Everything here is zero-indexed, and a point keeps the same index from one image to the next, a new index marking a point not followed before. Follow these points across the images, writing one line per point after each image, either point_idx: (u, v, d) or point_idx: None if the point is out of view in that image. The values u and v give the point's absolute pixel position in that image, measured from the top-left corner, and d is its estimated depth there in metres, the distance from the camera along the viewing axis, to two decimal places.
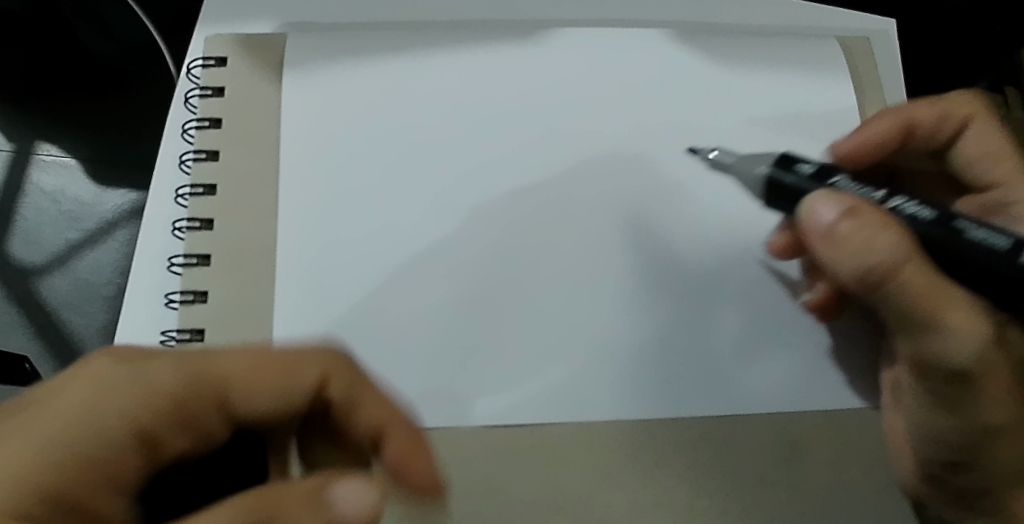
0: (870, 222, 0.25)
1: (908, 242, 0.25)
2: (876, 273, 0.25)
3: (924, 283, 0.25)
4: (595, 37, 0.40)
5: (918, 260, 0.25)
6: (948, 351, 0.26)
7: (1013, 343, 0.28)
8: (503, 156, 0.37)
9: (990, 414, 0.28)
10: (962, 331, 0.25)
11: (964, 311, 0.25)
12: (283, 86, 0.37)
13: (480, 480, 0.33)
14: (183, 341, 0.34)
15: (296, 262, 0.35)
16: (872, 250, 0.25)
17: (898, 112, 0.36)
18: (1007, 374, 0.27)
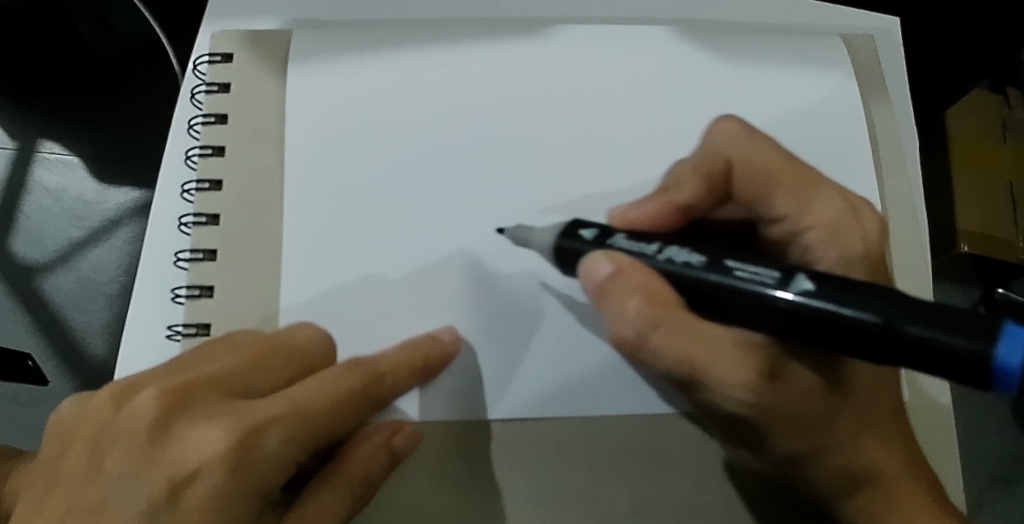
0: (626, 292, 0.27)
1: (672, 303, 0.26)
2: (629, 336, 0.28)
3: (677, 347, 0.27)
4: (598, 34, 0.40)
5: (679, 325, 0.27)
6: (725, 400, 0.29)
7: (799, 384, 0.29)
8: (506, 152, 0.37)
9: (790, 444, 0.31)
10: (724, 382, 0.28)
11: (724, 364, 0.28)
12: (289, 82, 0.38)
13: (487, 473, 0.34)
14: (190, 336, 0.34)
15: (304, 256, 0.35)
16: (624, 316, 0.28)
17: (704, 163, 0.34)
18: (793, 411, 0.29)
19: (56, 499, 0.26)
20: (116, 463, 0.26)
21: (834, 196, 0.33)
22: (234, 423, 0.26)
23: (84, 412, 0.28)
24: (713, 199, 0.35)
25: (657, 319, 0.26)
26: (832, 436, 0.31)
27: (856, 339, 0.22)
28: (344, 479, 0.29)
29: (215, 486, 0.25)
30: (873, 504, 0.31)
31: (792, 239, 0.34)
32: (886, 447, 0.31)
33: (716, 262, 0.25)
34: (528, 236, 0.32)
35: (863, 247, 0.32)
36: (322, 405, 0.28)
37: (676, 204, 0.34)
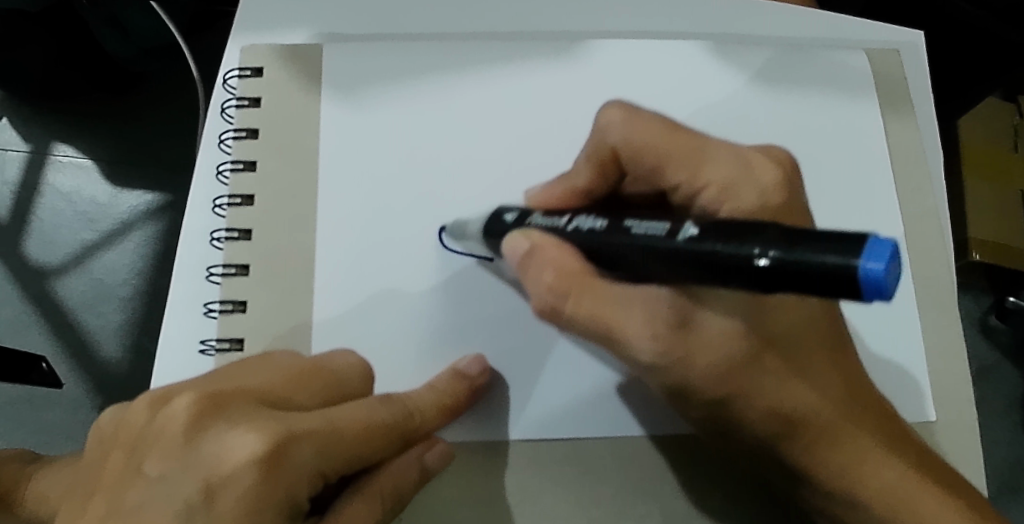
0: (535, 260, 0.27)
1: (582, 270, 0.26)
2: (545, 308, 0.28)
3: (589, 310, 0.27)
4: (624, 47, 0.40)
5: (584, 290, 0.27)
6: (639, 354, 0.29)
7: (714, 332, 0.29)
8: (532, 168, 0.37)
9: (710, 391, 0.30)
10: (639, 335, 0.28)
11: (637, 317, 0.27)
12: (322, 96, 0.38)
13: (516, 491, 0.34)
14: (223, 351, 0.35)
15: (337, 269, 0.35)
16: (539, 280, 0.27)
17: (594, 150, 0.33)
18: (715, 361, 0.29)
19: (96, 502, 0.26)
20: (155, 465, 0.26)
21: (725, 156, 0.29)
22: (269, 427, 0.25)
23: (124, 419, 0.28)
24: (614, 183, 0.34)
25: (567, 290, 0.27)
26: (755, 381, 0.30)
27: (734, 276, 0.18)
28: (377, 492, 0.29)
29: (240, 492, 0.24)
30: (809, 446, 0.31)
31: (691, 204, 0.30)
32: (815, 389, 0.31)
33: (617, 224, 0.24)
34: (463, 231, 0.34)
35: (760, 200, 0.28)
36: (356, 422, 0.27)
37: (572, 190, 0.34)
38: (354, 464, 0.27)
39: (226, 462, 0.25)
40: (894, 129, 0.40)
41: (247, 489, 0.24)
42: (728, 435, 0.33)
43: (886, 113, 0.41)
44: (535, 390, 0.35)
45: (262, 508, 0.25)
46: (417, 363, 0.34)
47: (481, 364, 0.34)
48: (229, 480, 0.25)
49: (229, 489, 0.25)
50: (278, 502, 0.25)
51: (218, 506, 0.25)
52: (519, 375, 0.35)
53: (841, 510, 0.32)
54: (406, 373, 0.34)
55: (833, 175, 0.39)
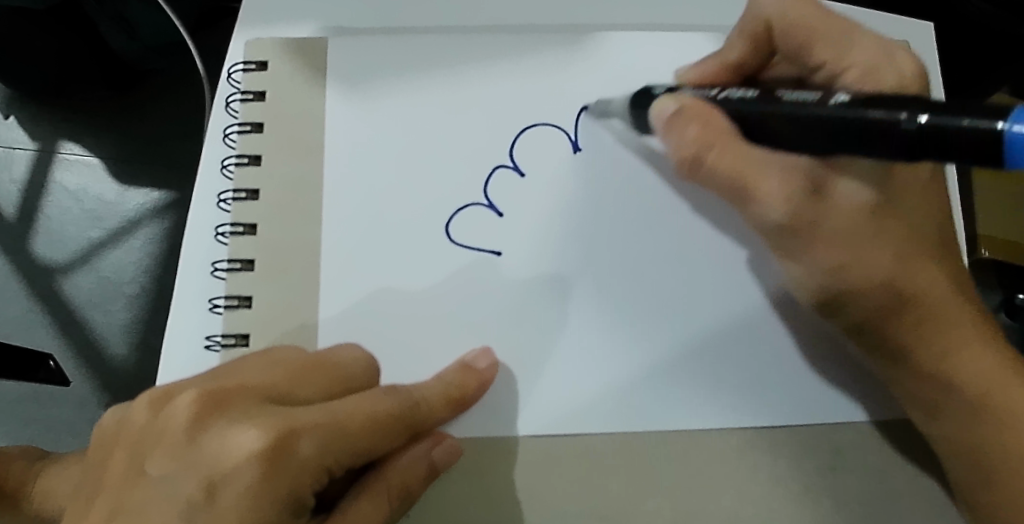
0: (682, 119, 0.29)
1: (727, 130, 0.29)
2: (684, 160, 0.30)
3: (731, 163, 0.29)
4: (633, 37, 0.40)
5: (728, 140, 0.28)
6: (770, 215, 0.30)
7: (846, 196, 0.30)
8: (539, 158, 0.37)
9: (826, 264, 0.31)
10: (774, 195, 0.29)
11: (772, 180, 0.29)
12: (328, 91, 0.37)
13: (523, 486, 0.34)
14: (229, 347, 0.34)
15: (344, 262, 0.35)
16: (681, 141, 0.29)
17: (747, 26, 0.35)
18: (847, 229, 0.30)
19: (99, 502, 0.26)
20: (158, 465, 0.26)
21: (874, 44, 0.32)
22: (270, 424, 0.25)
23: (126, 419, 0.28)
24: (762, 57, 0.36)
25: (713, 140, 0.28)
26: (877, 255, 0.31)
27: (886, 141, 0.24)
28: (384, 490, 0.29)
29: (238, 493, 0.24)
30: (917, 330, 0.31)
31: (833, 83, 0.33)
32: (926, 268, 0.31)
33: (767, 95, 0.28)
34: (607, 107, 0.37)
35: (898, 82, 0.31)
36: (360, 414, 0.27)
37: (722, 64, 0.36)
38: (360, 457, 0.27)
39: (225, 466, 0.25)
40: None
41: (246, 492, 0.24)
42: (830, 316, 0.33)
43: None
44: (543, 384, 0.34)
45: (262, 508, 0.24)
46: (425, 356, 0.34)
47: (490, 357, 0.34)
48: (228, 480, 0.24)
49: (228, 490, 0.24)
50: (279, 500, 0.25)
51: (218, 507, 0.24)
52: (528, 371, 0.34)
53: (937, 398, 0.32)
54: (414, 368, 0.34)
55: None
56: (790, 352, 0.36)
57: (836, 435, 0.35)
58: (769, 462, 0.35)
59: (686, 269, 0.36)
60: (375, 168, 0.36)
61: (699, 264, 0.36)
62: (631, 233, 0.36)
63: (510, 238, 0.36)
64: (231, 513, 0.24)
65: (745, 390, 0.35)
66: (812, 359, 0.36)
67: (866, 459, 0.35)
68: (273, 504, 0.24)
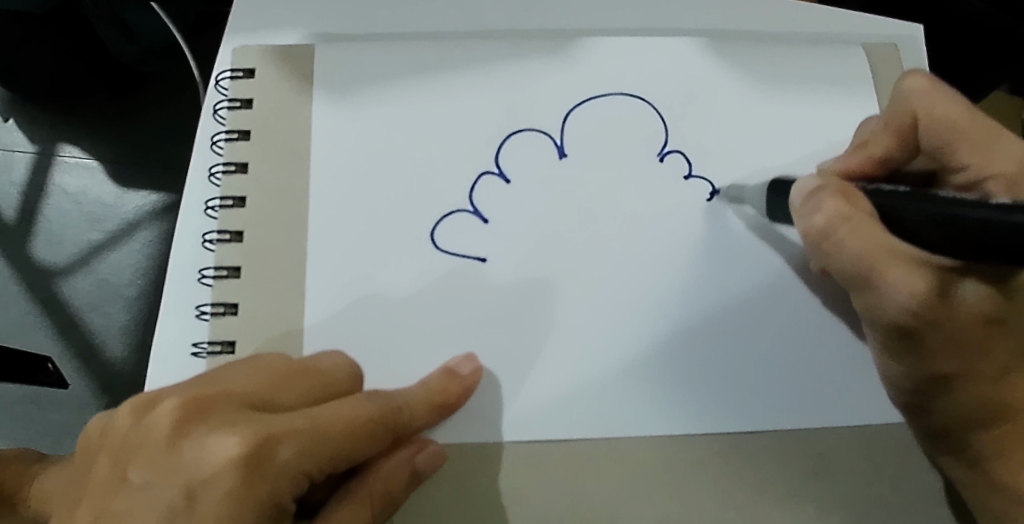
0: (828, 195, 0.29)
1: (866, 210, 0.28)
2: (815, 235, 0.30)
3: (865, 246, 0.28)
4: (620, 43, 0.40)
5: (864, 219, 0.28)
6: (890, 307, 0.30)
7: (970, 300, 0.30)
8: (526, 164, 0.37)
9: (938, 364, 0.32)
10: (902, 286, 0.29)
11: (899, 269, 0.29)
12: (314, 97, 0.38)
13: (508, 492, 0.34)
14: (215, 354, 0.35)
15: (330, 268, 0.35)
16: (813, 214, 0.30)
17: (894, 116, 0.33)
18: (954, 333, 0.31)
19: (83, 508, 0.26)
20: (140, 471, 0.26)
21: (1014, 146, 0.32)
22: (249, 430, 0.25)
23: (109, 424, 0.28)
24: (906, 152, 0.34)
25: (850, 215, 0.28)
26: (978, 362, 0.32)
27: None
28: (366, 495, 0.29)
29: (217, 497, 0.25)
30: (1002, 441, 0.32)
31: (974, 188, 0.33)
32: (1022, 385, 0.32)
33: (921, 191, 0.27)
34: (741, 192, 0.37)
35: None
36: (339, 420, 0.27)
37: (869, 159, 0.34)
38: (341, 463, 0.27)
39: (205, 470, 0.25)
40: None
41: (224, 496, 0.25)
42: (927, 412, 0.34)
43: (884, 108, 0.40)
44: (529, 390, 0.34)
45: (241, 512, 0.25)
46: (412, 362, 0.34)
47: (474, 363, 0.34)
48: (206, 485, 0.25)
49: (207, 494, 0.25)
50: (258, 504, 0.25)
51: (198, 510, 0.25)
52: (514, 377, 0.34)
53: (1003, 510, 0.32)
54: (401, 374, 0.34)
55: None
56: (777, 356, 0.36)
57: (822, 442, 0.35)
58: (755, 467, 0.35)
59: (673, 275, 0.36)
60: (361, 172, 0.36)
61: (686, 269, 0.36)
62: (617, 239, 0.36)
63: (497, 244, 0.36)
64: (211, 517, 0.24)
65: (732, 397, 0.35)
66: (797, 365, 0.36)
67: (851, 464, 0.35)
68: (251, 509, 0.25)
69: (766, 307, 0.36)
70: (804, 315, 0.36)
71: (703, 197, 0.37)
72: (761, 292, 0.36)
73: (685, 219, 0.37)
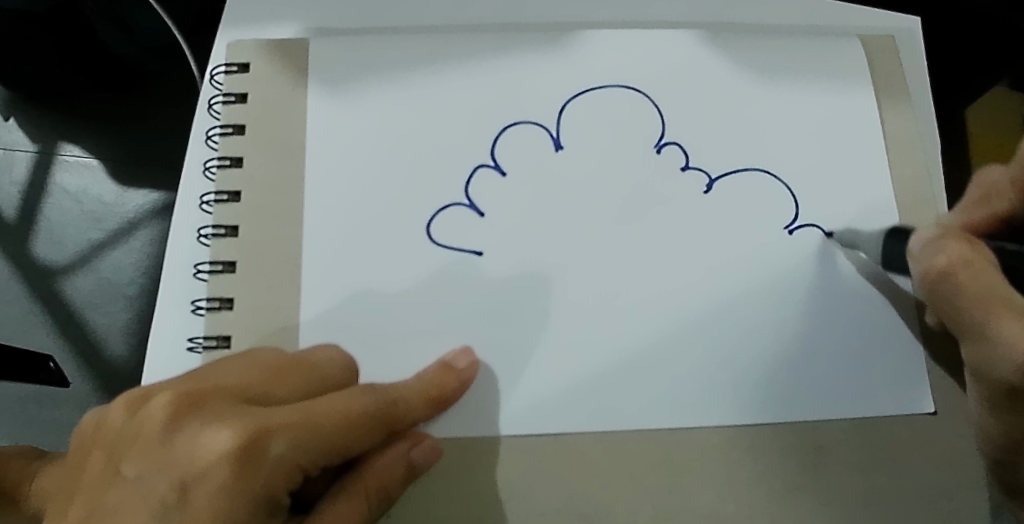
0: (950, 240, 0.30)
1: (990, 261, 0.29)
2: (931, 278, 0.30)
3: (984, 288, 0.28)
4: (617, 35, 0.39)
5: (986, 266, 0.28)
6: (998, 359, 0.27)
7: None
8: (522, 157, 0.37)
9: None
10: (1013, 340, 0.27)
11: (1016, 320, 0.27)
12: (308, 90, 0.37)
13: (505, 485, 0.34)
14: (210, 348, 0.35)
15: (325, 262, 0.35)
16: (935, 257, 0.30)
17: (1023, 173, 0.32)
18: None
19: (76, 503, 0.26)
20: (133, 466, 0.26)
21: None
22: (243, 423, 0.25)
23: (103, 420, 0.28)
24: None
25: (970, 260, 0.28)
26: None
27: None
28: (361, 489, 0.29)
29: (210, 490, 0.25)
30: None
31: None
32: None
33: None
34: (855, 238, 0.36)
35: None
36: (334, 412, 0.27)
37: (991, 215, 0.33)
38: (336, 456, 0.27)
39: (198, 463, 0.25)
40: (889, 117, 0.40)
41: (217, 490, 0.25)
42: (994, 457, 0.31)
43: (882, 99, 0.40)
44: (526, 383, 0.34)
45: (232, 506, 0.25)
46: (408, 356, 0.34)
47: (469, 357, 0.34)
48: (199, 479, 0.25)
49: (199, 488, 0.25)
50: (250, 498, 0.25)
51: (191, 503, 0.25)
52: (511, 371, 0.34)
53: None
54: (398, 369, 0.34)
55: (828, 166, 0.38)
56: (777, 348, 0.35)
57: (821, 435, 0.35)
58: (753, 460, 0.35)
59: (672, 267, 0.36)
60: (356, 166, 0.36)
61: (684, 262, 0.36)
62: (615, 232, 0.36)
63: (493, 238, 0.36)
64: (203, 508, 0.24)
65: (730, 391, 0.35)
66: (797, 357, 0.35)
67: (851, 457, 0.35)
68: (243, 503, 0.25)
69: (764, 299, 0.36)
70: (802, 307, 0.36)
71: (702, 188, 0.37)
72: (760, 285, 0.36)
73: (682, 212, 0.37)
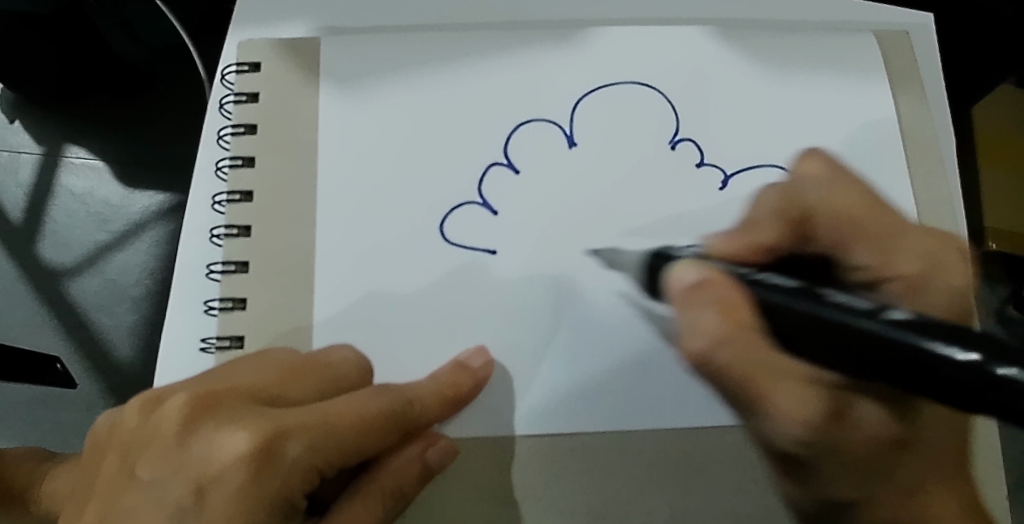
0: (709, 300, 0.25)
1: (752, 323, 0.25)
2: (695, 353, 0.26)
3: (742, 367, 0.25)
4: (629, 33, 0.39)
5: (745, 340, 0.25)
6: (779, 436, 0.27)
7: (869, 420, 0.28)
8: (534, 156, 0.37)
9: (836, 490, 0.30)
10: (788, 416, 0.26)
11: (796, 399, 0.26)
12: (321, 89, 0.37)
13: (522, 487, 0.34)
14: (223, 349, 0.34)
15: (339, 261, 0.35)
16: (696, 327, 0.26)
17: (786, 208, 0.33)
18: (851, 456, 0.28)
19: (92, 504, 0.26)
20: (148, 468, 0.26)
21: (922, 239, 0.32)
22: (259, 424, 0.25)
23: (117, 422, 0.28)
24: (796, 239, 0.33)
25: (728, 336, 0.25)
26: (881, 486, 0.29)
27: (958, 387, 0.20)
28: (375, 490, 0.29)
29: (225, 492, 0.24)
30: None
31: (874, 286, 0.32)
32: (960, 485, 0.30)
33: (807, 290, 0.24)
34: (616, 258, 0.34)
35: (944, 308, 0.31)
36: (350, 414, 0.27)
37: (755, 245, 0.32)
38: (351, 457, 0.27)
39: (214, 467, 0.25)
40: (905, 114, 0.39)
41: (233, 492, 0.24)
42: (861, 516, 0.30)
43: (897, 95, 0.40)
44: (539, 383, 0.34)
45: (247, 506, 0.24)
46: (422, 356, 0.34)
47: (484, 357, 0.34)
48: (213, 481, 0.24)
49: (214, 490, 0.24)
50: (265, 500, 0.25)
51: (208, 505, 0.24)
52: (523, 371, 0.34)
53: None
54: (409, 370, 0.34)
55: (842, 164, 0.38)
56: None
57: None
58: None
59: None
60: (370, 165, 0.36)
61: None
62: (628, 231, 0.36)
63: (505, 237, 0.35)
64: (221, 510, 0.24)
65: None
66: None
67: None
68: (260, 504, 0.25)
69: None
70: None
71: (716, 186, 0.37)
72: None
73: (695, 210, 0.36)
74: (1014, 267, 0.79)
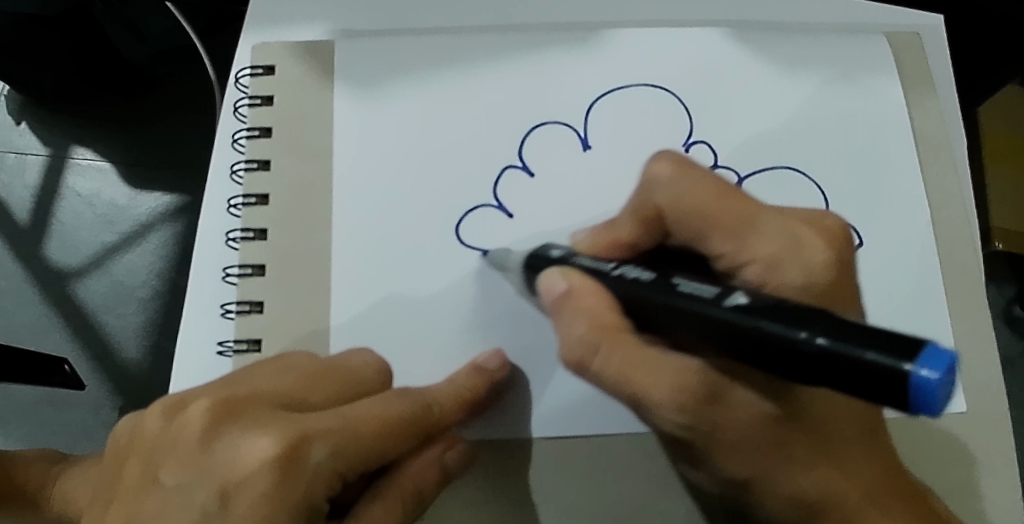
0: (571, 303, 0.26)
1: (620, 324, 0.25)
2: (573, 359, 0.27)
3: (626, 366, 0.25)
4: (641, 35, 0.39)
5: (620, 342, 0.25)
6: (663, 422, 0.26)
7: (745, 404, 0.26)
8: (548, 159, 0.37)
9: (732, 469, 0.28)
10: (665, 405, 0.25)
11: (664, 389, 0.25)
12: (336, 92, 0.37)
13: (539, 489, 0.34)
14: (241, 353, 0.34)
15: (356, 263, 0.35)
16: (572, 331, 0.26)
17: (638, 205, 0.31)
18: (737, 439, 0.26)
19: (117, 509, 0.26)
20: (172, 474, 0.26)
21: (775, 223, 0.28)
22: (283, 430, 0.25)
23: (139, 428, 0.28)
24: (660, 236, 0.31)
25: (598, 343, 0.25)
26: (765, 463, 0.27)
27: (782, 358, 0.19)
28: (396, 493, 0.29)
29: (250, 497, 0.24)
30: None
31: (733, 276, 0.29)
32: (875, 460, 0.28)
33: (663, 280, 0.23)
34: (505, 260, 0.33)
35: (805, 278, 0.27)
36: (371, 417, 0.27)
37: (613, 242, 0.31)
38: (373, 461, 0.27)
39: (238, 473, 0.25)
40: (918, 116, 0.39)
41: (257, 497, 0.24)
42: (762, 496, 0.28)
43: (909, 96, 0.40)
44: (554, 385, 0.34)
45: (271, 512, 0.24)
46: (437, 359, 0.34)
47: (501, 358, 0.33)
48: (236, 486, 0.25)
49: (239, 496, 0.24)
50: (287, 505, 0.25)
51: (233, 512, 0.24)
52: (538, 373, 0.34)
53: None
54: (424, 372, 0.34)
55: (855, 165, 0.38)
56: None
57: None
58: None
59: None
60: (386, 168, 0.36)
61: None
62: None
63: (518, 239, 0.36)
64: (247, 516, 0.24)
65: None
66: None
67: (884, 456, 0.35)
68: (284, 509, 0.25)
69: None
70: None
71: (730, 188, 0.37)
72: None
73: None
74: (1018, 265, 0.81)
